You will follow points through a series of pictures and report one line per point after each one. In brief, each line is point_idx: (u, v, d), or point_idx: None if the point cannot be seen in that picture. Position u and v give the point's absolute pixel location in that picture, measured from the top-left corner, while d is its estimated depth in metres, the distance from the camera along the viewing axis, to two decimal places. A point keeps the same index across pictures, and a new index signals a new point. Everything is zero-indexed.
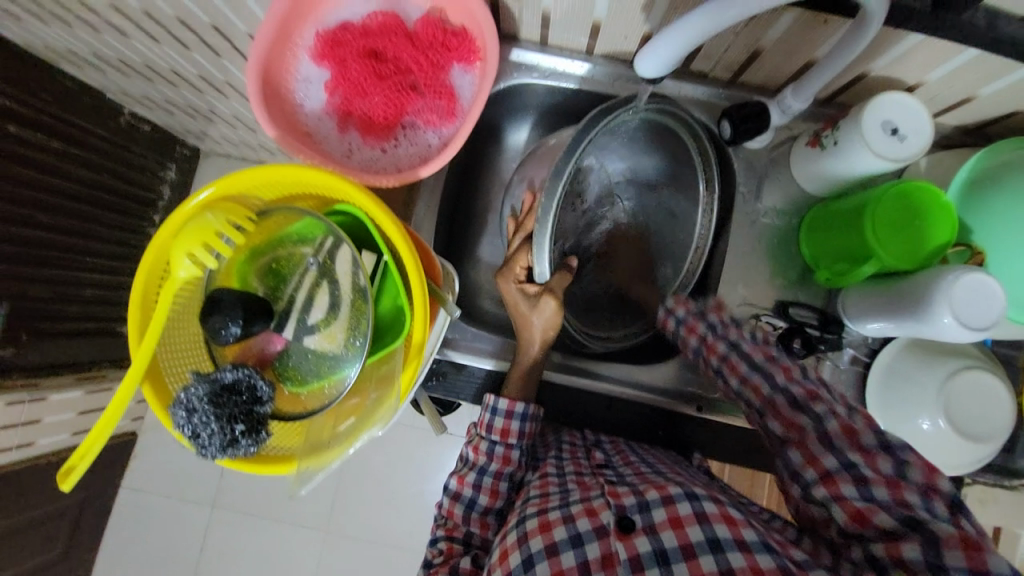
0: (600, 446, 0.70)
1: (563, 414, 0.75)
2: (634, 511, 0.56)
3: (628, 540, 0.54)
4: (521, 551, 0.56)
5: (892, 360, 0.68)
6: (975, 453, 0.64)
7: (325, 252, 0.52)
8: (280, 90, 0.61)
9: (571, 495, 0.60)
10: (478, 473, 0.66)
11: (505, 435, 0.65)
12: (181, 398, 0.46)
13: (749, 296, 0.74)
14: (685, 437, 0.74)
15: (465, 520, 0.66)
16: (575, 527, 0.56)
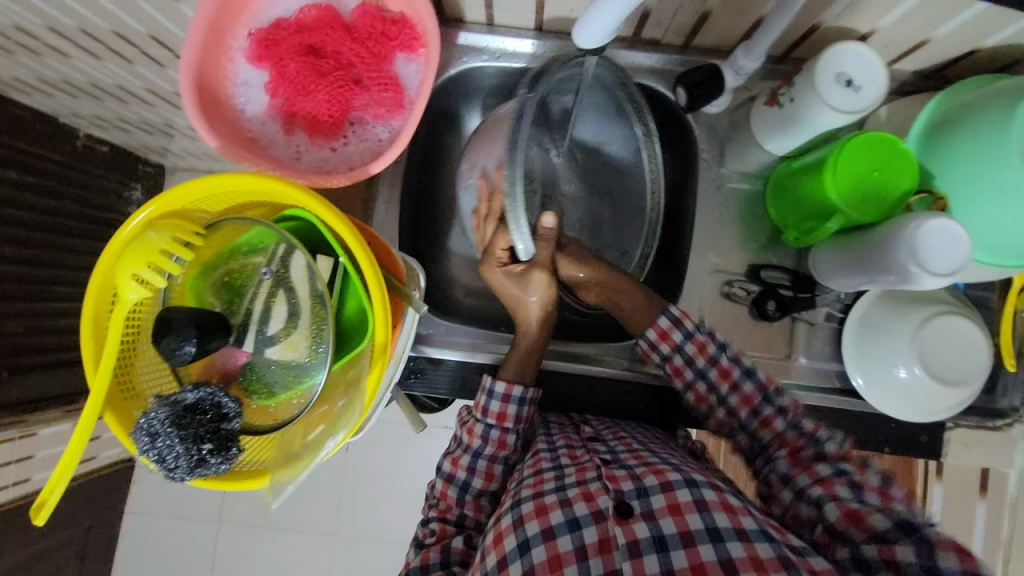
0: (589, 422, 0.70)
1: (549, 398, 0.75)
2: (633, 497, 0.57)
3: (627, 525, 0.55)
4: (516, 535, 0.57)
5: (865, 315, 0.69)
6: (955, 398, 0.64)
7: (278, 260, 0.51)
8: (219, 97, 0.59)
9: (567, 476, 0.60)
10: (474, 455, 0.66)
11: (501, 419, 0.65)
12: (142, 424, 0.45)
13: (721, 263, 0.73)
14: (667, 409, 0.74)
15: (460, 502, 0.66)
16: (573, 511, 0.57)
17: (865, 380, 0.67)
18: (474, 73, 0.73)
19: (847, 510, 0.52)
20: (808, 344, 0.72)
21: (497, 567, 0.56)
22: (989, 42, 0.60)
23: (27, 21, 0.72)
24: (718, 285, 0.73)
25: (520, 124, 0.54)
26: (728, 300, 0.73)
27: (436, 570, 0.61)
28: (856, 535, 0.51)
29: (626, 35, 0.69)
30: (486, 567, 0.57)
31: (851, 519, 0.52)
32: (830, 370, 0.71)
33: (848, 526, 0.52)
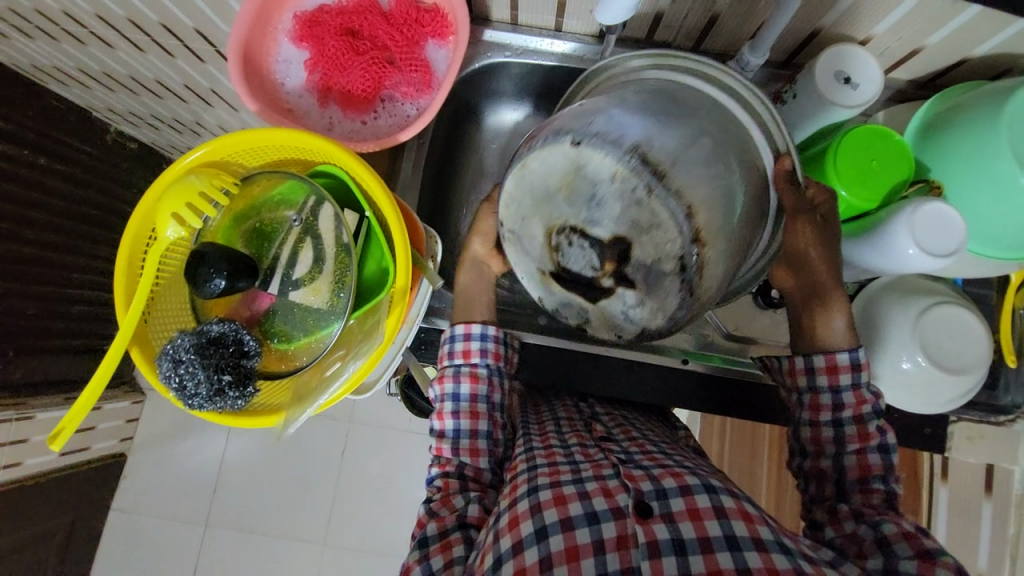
0: (599, 419, 0.72)
1: (552, 377, 0.76)
2: (651, 498, 0.55)
3: (647, 525, 0.53)
4: (533, 521, 0.55)
5: (869, 301, 0.69)
6: (957, 390, 0.65)
7: (308, 211, 0.53)
8: (261, 71, 0.64)
9: (583, 471, 0.59)
10: (456, 401, 0.67)
11: (467, 356, 0.67)
12: (167, 349, 0.47)
13: None
14: (675, 393, 0.74)
15: (455, 451, 0.65)
16: (591, 505, 0.55)
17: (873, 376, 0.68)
18: (496, 67, 0.77)
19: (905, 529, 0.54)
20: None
21: (512, 551, 0.54)
22: (980, 50, 0.65)
23: (81, 10, 0.78)
24: None
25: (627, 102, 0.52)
26: None
27: (454, 533, 0.60)
28: (902, 550, 0.52)
29: (639, 37, 0.74)
30: (500, 550, 0.55)
31: (903, 535, 0.53)
32: None
33: (899, 540, 0.53)
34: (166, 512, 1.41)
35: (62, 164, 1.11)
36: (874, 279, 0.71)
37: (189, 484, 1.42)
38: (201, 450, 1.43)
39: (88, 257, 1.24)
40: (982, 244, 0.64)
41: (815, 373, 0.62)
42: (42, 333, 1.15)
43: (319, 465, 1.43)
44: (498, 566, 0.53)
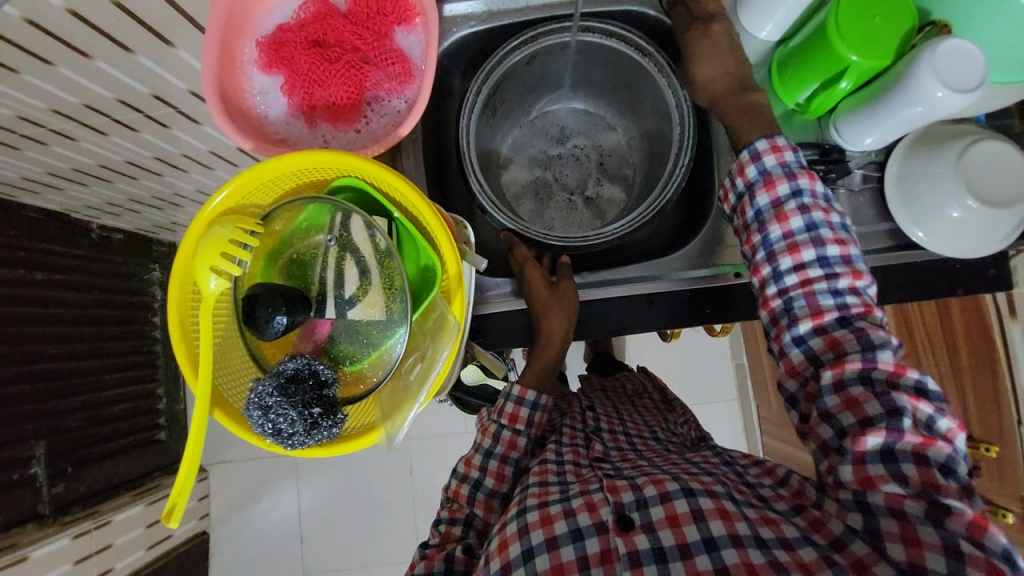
0: (599, 436, 0.73)
1: (611, 325, 0.71)
2: (633, 509, 0.56)
3: (627, 537, 0.54)
4: (521, 542, 0.56)
5: (901, 171, 0.69)
6: (1015, 220, 0.63)
7: (339, 228, 0.52)
8: (240, 109, 0.62)
9: (570, 490, 0.60)
10: (486, 455, 0.66)
11: (513, 420, 0.66)
12: (252, 399, 0.46)
13: None
14: (735, 304, 0.70)
15: (471, 501, 0.65)
16: (575, 522, 0.56)
17: (924, 233, 0.67)
18: (465, 41, 0.75)
19: (866, 475, 0.48)
20: (853, 211, 0.72)
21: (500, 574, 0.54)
22: None
23: (35, 109, 0.75)
24: None
25: (473, 177, 0.72)
26: None
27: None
28: (874, 496, 0.48)
29: None
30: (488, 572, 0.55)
31: (864, 481, 0.48)
32: (883, 231, 0.71)
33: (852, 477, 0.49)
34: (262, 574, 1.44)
35: (57, 274, 1.10)
36: (898, 145, 0.70)
37: (277, 540, 1.44)
38: (277, 507, 1.45)
39: (113, 355, 1.24)
40: (1008, 74, 0.61)
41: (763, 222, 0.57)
42: (86, 443, 1.16)
43: (392, 489, 1.45)
44: None
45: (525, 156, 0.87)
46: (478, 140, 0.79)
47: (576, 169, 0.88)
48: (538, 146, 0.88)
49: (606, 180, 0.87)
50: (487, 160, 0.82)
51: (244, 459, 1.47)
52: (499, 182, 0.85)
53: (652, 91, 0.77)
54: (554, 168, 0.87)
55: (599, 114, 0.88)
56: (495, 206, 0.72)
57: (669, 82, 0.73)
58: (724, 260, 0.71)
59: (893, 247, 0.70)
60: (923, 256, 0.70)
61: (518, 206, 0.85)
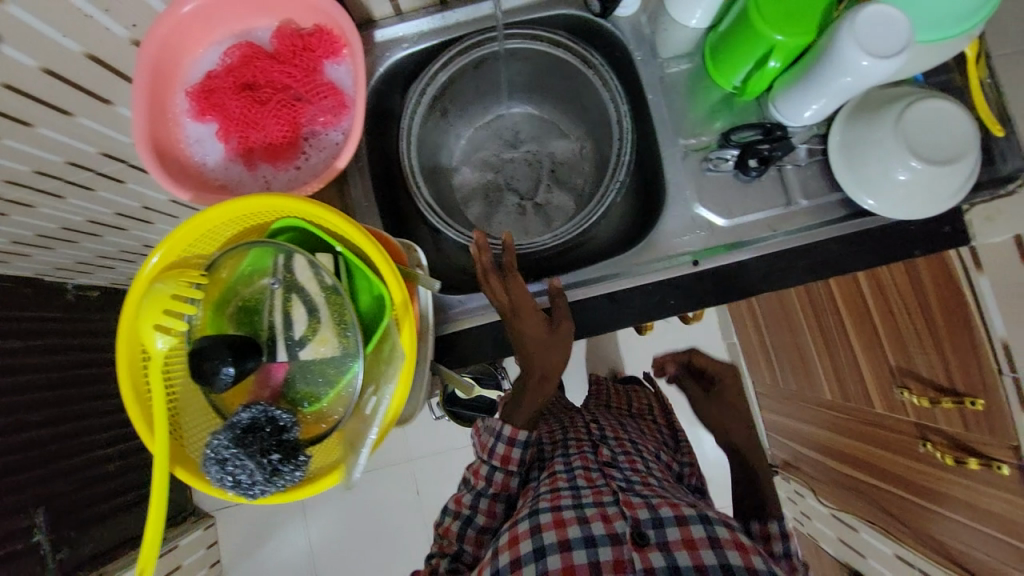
0: (607, 443, 0.77)
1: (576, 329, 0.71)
2: (648, 526, 0.59)
3: (643, 552, 0.57)
4: (533, 539, 0.59)
5: (844, 140, 0.69)
6: (962, 175, 0.64)
7: (283, 270, 0.52)
8: (177, 160, 0.62)
9: (583, 497, 0.64)
10: (478, 493, 0.70)
11: (506, 460, 0.68)
12: (209, 454, 0.46)
13: (690, 142, 0.73)
14: (698, 293, 0.70)
15: (461, 536, 0.69)
16: (589, 529, 0.59)
17: (874, 199, 0.68)
18: (401, 64, 0.75)
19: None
20: (803, 185, 0.71)
21: (509, 566, 0.58)
22: None
23: None
24: (698, 164, 0.73)
25: (419, 194, 0.72)
26: (713, 173, 0.72)
27: None
28: None
29: None
30: (496, 565, 0.59)
31: None
32: (835, 200, 0.71)
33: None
34: None
35: (36, 338, 1.09)
36: (838, 114, 0.70)
37: None
38: (286, 544, 1.46)
39: (97, 415, 1.23)
40: (945, 32, 0.61)
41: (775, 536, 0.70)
42: (84, 506, 1.16)
43: (400, 512, 1.47)
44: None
45: (475, 166, 0.88)
46: (423, 155, 0.79)
47: (525, 173, 0.88)
48: (486, 156, 0.88)
49: (558, 188, 0.87)
50: (435, 173, 0.83)
51: None
52: (450, 194, 0.85)
53: (592, 92, 0.78)
54: (505, 174, 0.88)
55: (548, 121, 0.88)
56: (445, 221, 0.72)
57: (604, 81, 0.74)
58: (680, 249, 0.71)
59: (846, 217, 0.70)
60: (875, 222, 0.70)
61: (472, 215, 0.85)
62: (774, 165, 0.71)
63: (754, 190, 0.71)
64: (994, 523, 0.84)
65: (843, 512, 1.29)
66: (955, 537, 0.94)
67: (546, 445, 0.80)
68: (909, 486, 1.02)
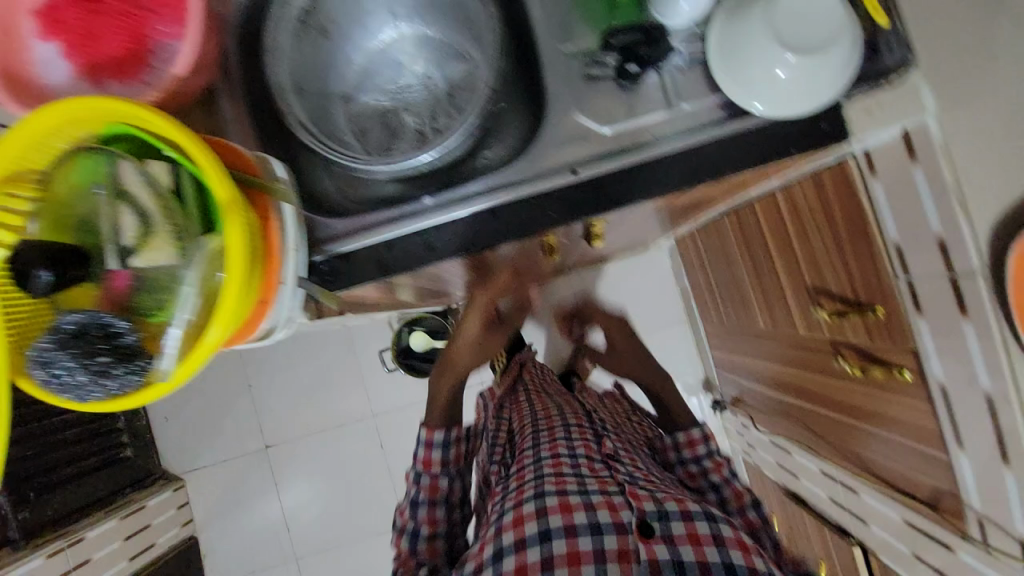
0: (617, 461, 0.83)
1: (453, 242, 0.69)
2: (654, 518, 0.66)
3: (648, 543, 0.63)
4: (539, 522, 0.67)
5: (721, 43, 0.65)
6: (837, 68, 0.62)
7: (114, 178, 0.51)
8: (23, 81, 0.59)
9: (589, 486, 0.73)
10: (416, 504, 0.88)
11: (429, 465, 0.92)
12: (35, 357, 0.46)
13: (571, 48, 0.71)
14: (578, 204, 0.69)
15: (415, 525, 0.86)
16: (595, 516, 0.67)
17: (760, 103, 0.65)
18: None
19: None
20: (683, 88, 0.69)
21: (515, 544, 0.66)
22: None
23: None
24: (581, 69, 0.70)
25: (289, 108, 0.70)
26: (594, 82, 0.70)
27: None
28: None
29: None
30: (505, 544, 0.67)
31: None
32: (715, 105, 0.69)
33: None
34: (257, 563, 1.56)
35: None
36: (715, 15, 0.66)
37: (265, 533, 1.56)
38: (256, 505, 1.57)
39: None
40: None
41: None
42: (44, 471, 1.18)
43: (365, 465, 1.60)
44: (500, 556, 0.66)
45: (368, 91, 0.84)
46: (300, 73, 0.76)
47: (421, 96, 0.84)
48: (381, 82, 0.84)
49: (455, 116, 0.81)
50: (316, 92, 0.78)
51: (217, 463, 1.57)
52: (340, 118, 0.81)
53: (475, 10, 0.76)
54: (400, 97, 0.84)
55: (446, 43, 0.84)
56: (313, 135, 0.70)
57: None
58: (564, 152, 0.69)
59: (727, 121, 0.68)
60: (752, 124, 0.68)
61: (363, 139, 0.81)
62: (656, 70, 0.68)
63: (634, 96, 0.69)
64: (906, 433, 0.85)
65: (779, 438, 1.35)
66: (875, 451, 0.96)
67: (536, 415, 1.01)
68: (844, 408, 1.00)
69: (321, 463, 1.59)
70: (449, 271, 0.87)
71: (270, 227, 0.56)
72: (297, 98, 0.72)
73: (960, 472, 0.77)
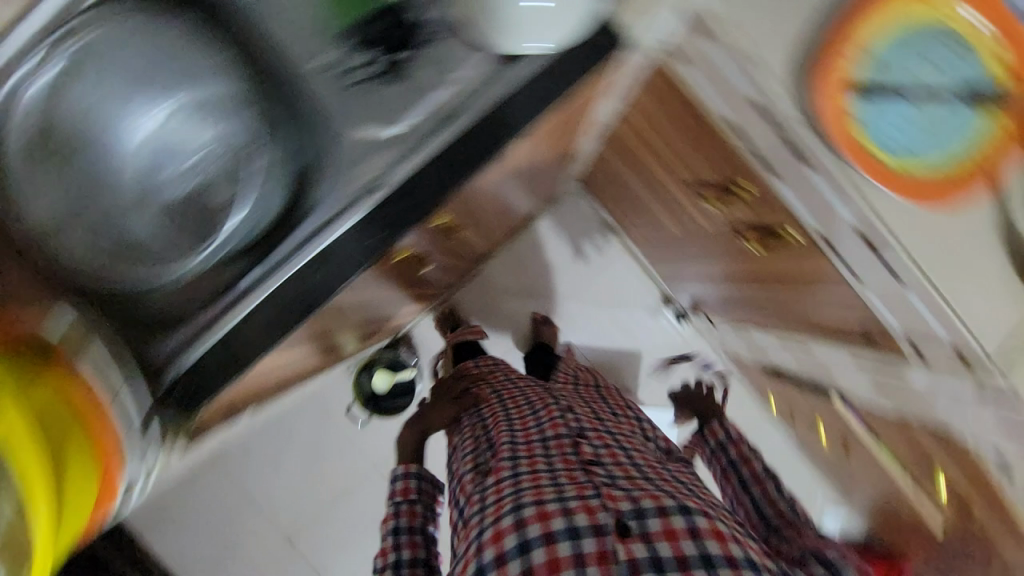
0: (585, 438, 0.76)
1: (294, 304, 0.64)
2: (630, 517, 0.59)
3: (626, 544, 0.56)
4: (516, 535, 0.58)
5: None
6: None
7: None
8: None
9: (566, 490, 0.62)
10: (396, 533, 0.86)
11: (406, 493, 0.93)
12: None
13: (324, 67, 0.67)
14: (397, 217, 0.64)
15: (396, 548, 0.84)
16: (573, 521, 0.58)
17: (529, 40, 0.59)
18: None
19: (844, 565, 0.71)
20: (444, 61, 0.64)
21: (495, 561, 0.58)
22: None
23: None
24: (339, 83, 0.67)
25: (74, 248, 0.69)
26: (358, 89, 0.65)
27: None
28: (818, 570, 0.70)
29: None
30: (483, 560, 0.59)
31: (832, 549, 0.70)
32: (482, 66, 0.64)
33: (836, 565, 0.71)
34: None
35: None
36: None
37: None
38: None
39: None
40: None
41: None
42: None
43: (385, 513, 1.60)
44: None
45: (156, 179, 0.75)
46: (68, 196, 0.70)
47: (214, 161, 0.75)
48: (165, 164, 0.75)
49: (246, 183, 0.75)
50: (97, 206, 0.71)
51: None
52: (138, 219, 0.73)
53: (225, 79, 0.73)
54: (195, 174, 0.75)
55: (208, 102, 0.73)
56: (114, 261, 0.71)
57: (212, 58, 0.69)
58: (359, 175, 0.66)
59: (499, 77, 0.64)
60: (524, 69, 0.64)
61: (172, 233, 0.75)
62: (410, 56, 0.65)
63: (403, 87, 0.65)
64: (818, 285, 0.85)
65: (743, 326, 1.35)
66: (810, 311, 0.95)
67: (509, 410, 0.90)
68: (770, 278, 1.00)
69: (343, 531, 1.59)
70: (332, 323, 0.84)
71: (106, 415, 0.62)
72: (77, 229, 0.70)
73: (876, 311, 0.76)
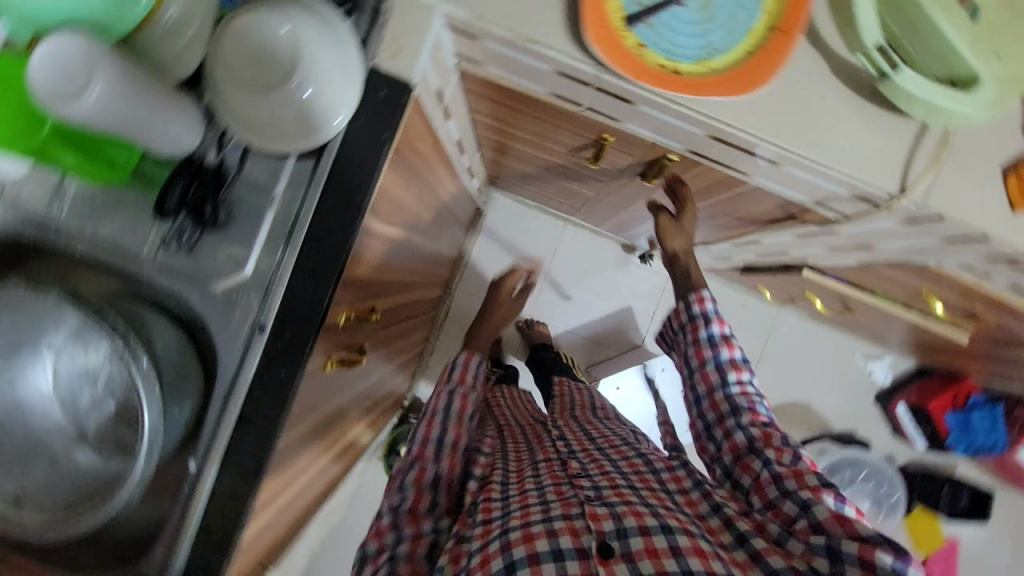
0: (575, 457, 0.77)
1: (244, 465, 0.65)
2: (614, 538, 0.60)
3: (609, 564, 0.58)
4: (503, 556, 0.59)
5: (255, 125, 0.58)
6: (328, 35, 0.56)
7: None
8: None
9: (552, 510, 0.63)
10: (432, 450, 0.77)
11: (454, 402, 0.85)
12: None
13: (149, 246, 0.64)
14: (291, 345, 0.64)
15: (434, 463, 0.76)
16: (557, 543, 0.59)
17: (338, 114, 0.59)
18: None
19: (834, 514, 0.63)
20: (258, 184, 0.64)
21: None
22: None
23: None
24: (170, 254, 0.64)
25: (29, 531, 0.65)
26: (195, 250, 0.64)
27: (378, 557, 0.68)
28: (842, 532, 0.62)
29: None
30: None
31: (834, 517, 0.63)
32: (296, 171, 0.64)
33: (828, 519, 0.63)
34: None
35: None
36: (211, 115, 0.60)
37: None
38: None
39: None
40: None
41: (781, 477, 0.69)
42: None
43: None
44: None
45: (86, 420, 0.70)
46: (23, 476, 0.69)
47: (115, 380, 0.67)
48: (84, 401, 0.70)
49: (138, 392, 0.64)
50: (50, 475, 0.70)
51: None
52: (88, 469, 0.70)
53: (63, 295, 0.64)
54: (107, 400, 0.68)
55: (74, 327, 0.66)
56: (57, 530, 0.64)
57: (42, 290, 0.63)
58: (239, 324, 0.65)
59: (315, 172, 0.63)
60: (333, 152, 0.63)
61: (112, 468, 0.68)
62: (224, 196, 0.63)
63: (232, 229, 0.64)
64: (723, 189, 0.84)
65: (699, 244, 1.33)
66: (734, 211, 0.94)
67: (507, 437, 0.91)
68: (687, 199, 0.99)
69: None
70: (306, 444, 0.85)
71: None
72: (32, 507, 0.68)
73: (772, 189, 0.75)
